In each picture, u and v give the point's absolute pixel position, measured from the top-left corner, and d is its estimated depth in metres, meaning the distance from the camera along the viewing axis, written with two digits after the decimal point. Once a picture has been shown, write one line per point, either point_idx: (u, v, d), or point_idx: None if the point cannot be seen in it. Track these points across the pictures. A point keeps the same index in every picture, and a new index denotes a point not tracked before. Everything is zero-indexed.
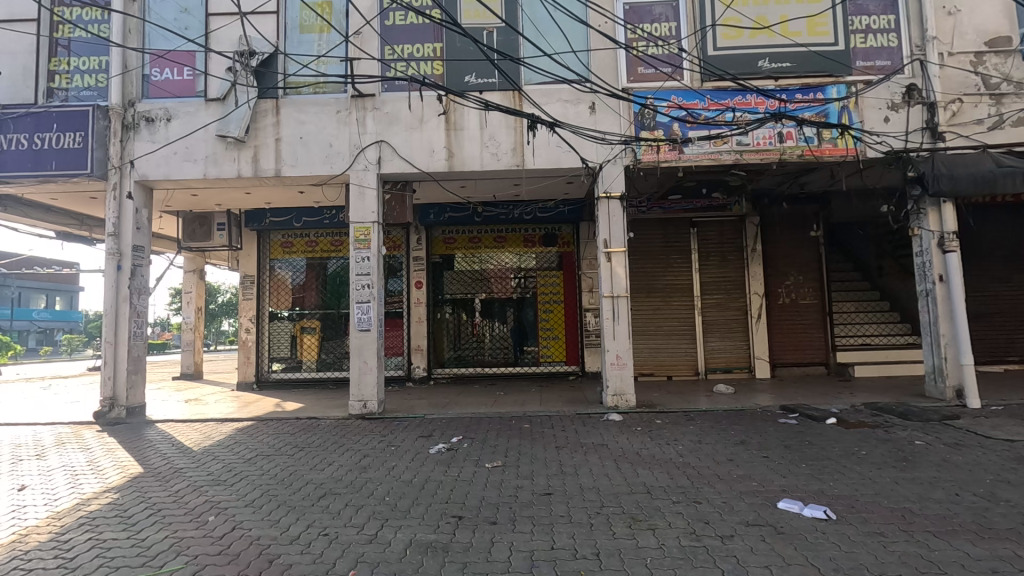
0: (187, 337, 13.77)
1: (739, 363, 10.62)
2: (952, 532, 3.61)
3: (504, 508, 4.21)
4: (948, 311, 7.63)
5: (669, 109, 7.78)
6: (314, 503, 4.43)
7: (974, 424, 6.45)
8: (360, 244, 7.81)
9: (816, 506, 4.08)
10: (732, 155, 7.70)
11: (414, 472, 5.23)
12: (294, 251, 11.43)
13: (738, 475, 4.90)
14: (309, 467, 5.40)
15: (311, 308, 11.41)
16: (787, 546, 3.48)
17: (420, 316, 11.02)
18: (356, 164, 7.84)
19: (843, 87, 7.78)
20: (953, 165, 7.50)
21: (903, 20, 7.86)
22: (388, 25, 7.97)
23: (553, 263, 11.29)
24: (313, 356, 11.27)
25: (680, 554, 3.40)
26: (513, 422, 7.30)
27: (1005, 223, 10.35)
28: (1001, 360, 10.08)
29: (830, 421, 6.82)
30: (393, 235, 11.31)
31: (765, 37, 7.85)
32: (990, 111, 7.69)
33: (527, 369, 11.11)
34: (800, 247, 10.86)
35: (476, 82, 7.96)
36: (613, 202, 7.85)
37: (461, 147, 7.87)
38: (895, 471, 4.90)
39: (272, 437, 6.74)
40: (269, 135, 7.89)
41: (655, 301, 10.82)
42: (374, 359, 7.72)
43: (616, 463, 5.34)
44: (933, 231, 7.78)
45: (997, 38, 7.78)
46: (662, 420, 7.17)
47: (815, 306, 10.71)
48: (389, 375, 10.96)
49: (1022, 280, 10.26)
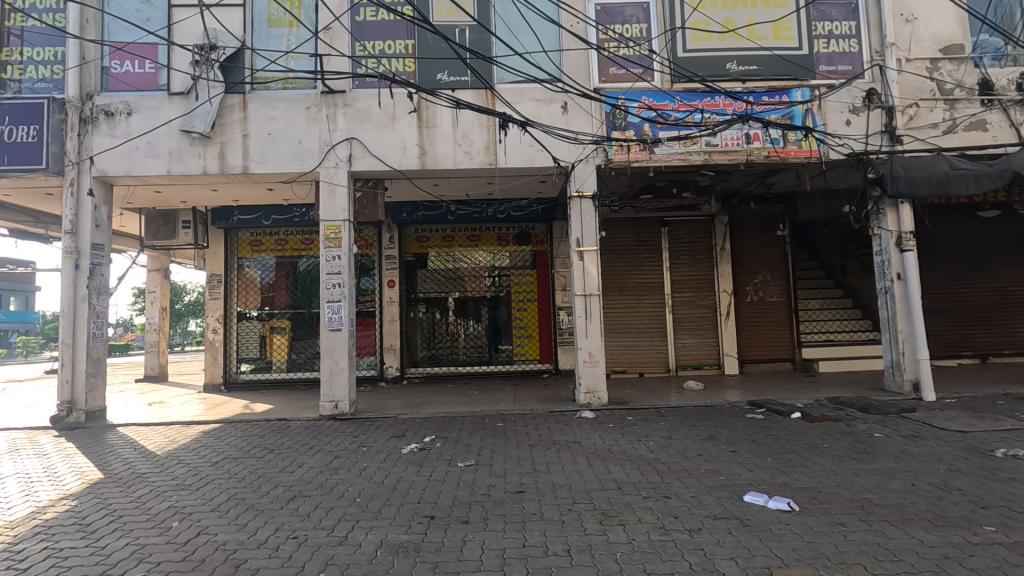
0: (152, 337, 13.39)
1: (708, 360, 10.83)
2: (907, 521, 3.76)
3: (476, 507, 4.22)
4: (905, 308, 7.93)
5: (640, 109, 7.87)
6: (283, 505, 4.36)
7: (930, 416, 6.72)
8: (331, 242, 7.70)
9: (780, 498, 4.19)
10: (701, 155, 7.83)
11: (386, 472, 5.19)
12: (262, 249, 11.20)
13: (706, 470, 5.00)
14: (279, 470, 5.31)
15: (281, 308, 11.21)
16: (753, 537, 3.57)
17: (392, 316, 10.92)
18: (326, 161, 7.73)
19: (808, 89, 7.99)
20: (911, 168, 7.78)
21: (863, 26, 8.11)
22: (359, 21, 7.87)
23: (527, 261, 11.32)
24: (283, 356, 11.07)
25: (650, 549, 3.45)
26: (486, 421, 7.29)
27: (959, 223, 10.78)
28: (955, 354, 10.53)
29: (795, 415, 7.02)
30: (365, 233, 11.18)
31: (732, 40, 8.00)
32: (945, 115, 8.00)
33: (501, 368, 11.12)
34: (767, 246, 11.13)
35: (448, 80, 7.92)
36: (585, 201, 7.91)
37: (434, 145, 7.82)
38: (856, 463, 5.08)
39: (240, 439, 6.60)
40: (235, 131, 7.70)
41: (627, 299, 10.94)
42: (346, 359, 7.63)
43: (588, 460, 5.40)
44: (891, 231, 8.06)
45: (951, 45, 8.10)
46: (633, 417, 7.28)
47: (782, 303, 10.98)
48: (361, 375, 10.83)
49: (975, 278, 10.72)
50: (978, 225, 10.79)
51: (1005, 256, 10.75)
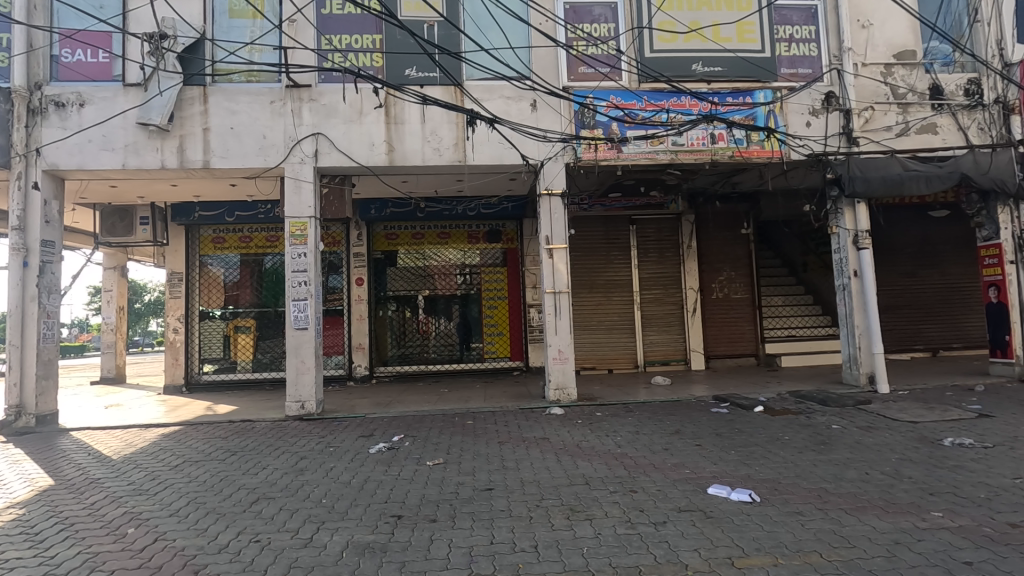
0: (108, 338, 12.89)
1: (676, 355, 11.03)
2: (861, 509, 3.90)
3: (444, 506, 4.20)
4: (862, 303, 8.21)
5: (608, 109, 7.94)
6: (246, 508, 4.26)
7: (884, 407, 7.01)
8: (296, 240, 7.54)
9: (742, 490, 4.30)
10: (668, 155, 7.97)
11: (353, 472, 5.11)
12: (226, 247, 10.90)
13: (672, 464, 5.09)
14: (242, 472, 5.18)
15: (245, 307, 10.94)
16: (715, 529, 3.66)
17: (361, 314, 10.78)
18: (291, 157, 7.56)
19: (770, 91, 8.19)
20: (866, 169, 8.05)
21: (822, 31, 8.35)
22: (325, 14, 7.72)
23: (497, 259, 11.32)
24: (248, 356, 10.81)
25: (616, 542, 3.50)
26: (456, 419, 7.26)
27: (912, 222, 11.23)
28: (908, 348, 10.98)
29: (757, 409, 7.22)
30: (333, 230, 11.00)
31: (698, 41, 8.15)
32: (898, 119, 8.32)
33: (472, 366, 11.10)
34: (731, 244, 11.39)
35: (416, 75, 7.83)
36: (555, 199, 7.95)
37: (402, 141, 7.73)
38: (814, 454, 5.25)
39: (202, 442, 6.42)
40: (195, 124, 7.47)
41: (597, 296, 11.04)
42: (312, 359, 7.50)
43: (557, 456, 5.44)
44: (848, 230, 8.34)
45: (904, 51, 8.43)
46: (602, 413, 7.36)
47: (746, 300, 11.26)
48: (329, 375, 10.67)
49: (927, 274, 11.18)
50: (929, 224, 11.27)
51: (954, 254, 11.26)
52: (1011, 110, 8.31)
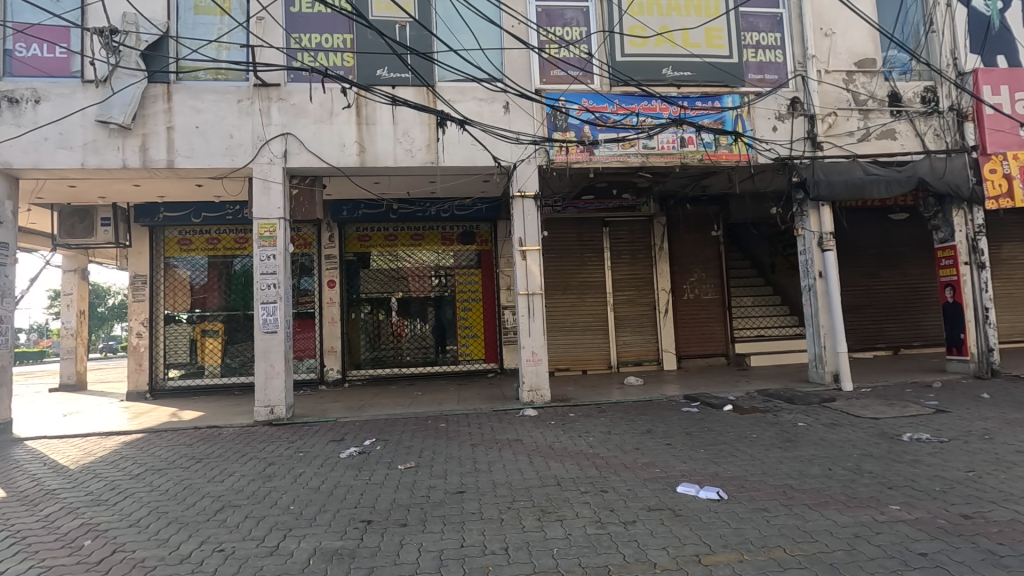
0: (68, 343, 12.43)
1: (648, 356, 11.16)
2: (824, 504, 4.00)
3: (415, 509, 4.17)
4: (826, 303, 8.44)
5: (580, 112, 8.00)
6: (209, 517, 4.15)
7: (847, 404, 7.21)
8: (265, 241, 7.41)
9: (710, 488, 4.36)
10: (639, 157, 8.06)
11: (323, 478, 5.03)
12: (192, 249, 10.63)
13: (643, 463, 5.15)
14: (207, 480, 5.05)
15: (213, 310, 10.69)
16: (683, 527, 3.71)
17: (333, 317, 10.63)
18: (259, 157, 7.42)
19: (738, 96, 8.35)
20: (830, 172, 8.32)
21: (787, 38, 8.56)
22: (293, 12, 7.61)
23: (471, 261, 11.30)
24: (216, 361, 10.55)
25: (586, 542, 3.52)
26: (429, 422, 7.22)
27: (874, 224, 11.60)
28: (871, 346, 11.32)
29: (726, 407, 7.35)
30: (304, 232, 10.84)
31: (668, 46, 8.28)
32: (859, 124, 8.59)
33: (446, 368, 11.05)
34: (702, 246, 11.58)
35: (387, 76, 7.77)
36: (528, 201, 7.97)
37: (374, 142, 7.66)
38: (780, 451, 5.37)
39: (166, 449, 6.24)
40: (159, 123, 7.26)
41: (571, 298, 11.11)
42: (282, 362, 7.36)
43: (529, 457, 5.45)
44: (813, 231, 8.56)
45: (865, 59, 8.71)
46: (575, 414, 7.40)
47: (716, 301, 11.47)
48: (301, 379, 10.51)
49: (889, 275, 11.55)
50: (890, 226, 11.64)
51: (913, 255, 11.66)
52: (965, 117, 8.65)
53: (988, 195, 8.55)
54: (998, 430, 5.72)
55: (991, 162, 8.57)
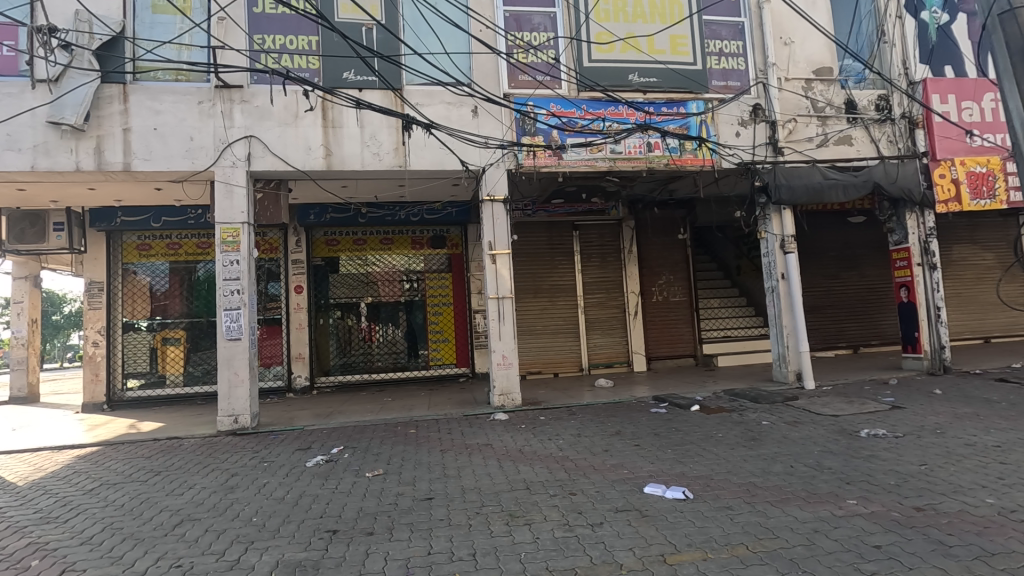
0: (18, 353, 11.87)
1: (619, 358, 11.27)
2: (785, 500, 4.11)
3: (382, 518, 4.11)
4: (789, 304, 8.67)
5: (548, 117, 8.05)
6: (167, 532, 4.01)
7: (809, 402, 7.41)
8: (228, 246, 7.23)
9: (677, 488, 4.43)
10: (607, 162, 8.17)
11: (288, 488, 4.91)
12: (152, 254, 10.31)
13: (612, 464, 5.20)
14: (165, 493, 4.88)
15: (175, 317, 10.39)
16: (650, 527, 3.75)
17: (300, 322, 10.43)
18: (221, 160, 7.25)
19: (702, 102, 8.52)
20: (791, 177, 8.57)
21: (749, 46, 8.79)
22: (256, 13, 7.47)
23: (442, 265, 11.24)
24: (178, 370, 10.24)
25: (553, 546, 3.53)
26: (399, 428, 7.14)
27: (833, 227, 11.98)
28: (832, 346, 11.68)
29: (694, 408, 7.48)
30: (269, 236, 10.62)
31: (634, 52, 8.41)
32: (818, 130, 8.87)
33: (417, 373, 10.95)
34: (670, 248, 11.78)
35: (354, 79, 7.68)
36: (497, 205, 7.99)
37: (340, 146, 7.56)
38: (745, 449, 5.48)
39: (122, 463, 6.00)
40: (114, 124, 7.02)
41: (542, 301, 11.15)
42: (246, 370, 7.18)
43: (499, 461, 5.44)
44: (776, 234, 8.78)
45: (822, 68, 9.02)
46: (546, 417, 7.43)
47: (684, 302, 11.67)
48: (267, 387, 10.27)
49: (849, 276, 11.93)
50: (849, 229, 12.04)
51: (870, 257, 12.08)
52: (915, 124, 9.03)
53: (938, 199, 8.95)
54: (948, 424, 5.96)
55: (940, 167, 8.97)
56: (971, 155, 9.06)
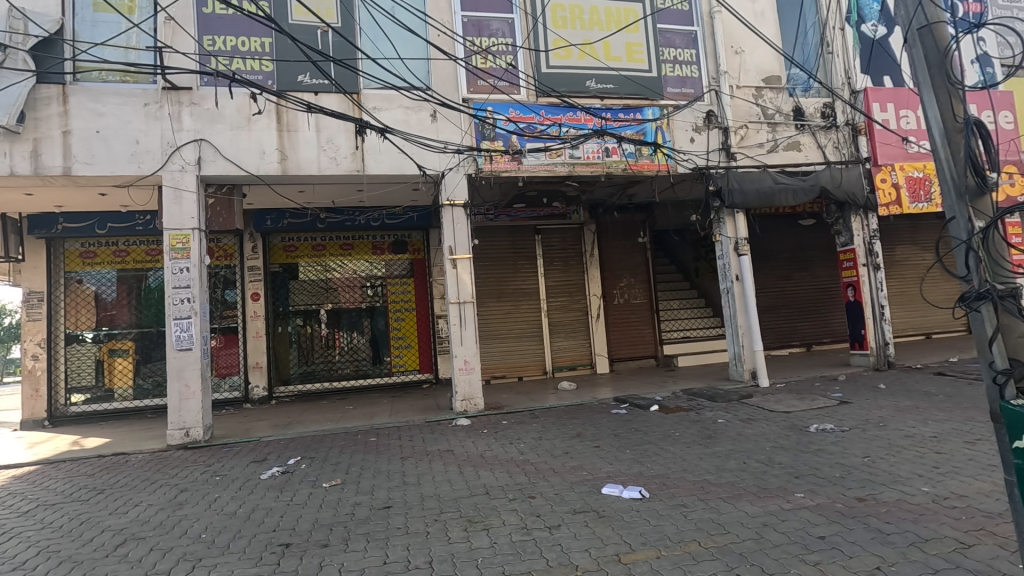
0: None
1: (582, 360, 11.38)
2: (737, 496, 4.22)
3: (338, 529, 4.03)
4: (744, 305, 8.93)
5: (507, 122, 8.11)
6: (108, 553, 3.83)
7: (764, 400, 7.64)
8: (177, 253, 6.98)
9: (633, 487, 4.49)
10: (566, 167, 8.27)
11: (240, 502, 4.76)
12: (97, 262, 9.86)
13: (572, 466, 5.24)
14: (108, 512, 4.66)
15: (123, 328, 9.98)
16: (606, 527, 3.79)
17: (257, 331, 10.14)
18: (169, 164, 7.00)
19: (658, 109, 8.73)
20: (744, 182, 8.83)
21: (702, 54, 9.04)
22: (206, 13, 7.26)
23: (404, 270, 11.14)
24: (127, 382, 9.83)
25: (510, 550, 3.53)
26: (359, 436, 7.02)
27: (786, 230, 12.42)
28: (786, 344, 12.08)
29: (653, 408, 7.63)
30: (224, 243, 10.30)
31: (591, 59, 8.53)
32: (768, 137, 9.20)
33: (379, 380, 10.79)
34: (630, 251, 11.98)
35: (310, 82, 7.56)
36: (457, 210, 7.99)
37: (296, 150, 7.42)
38: (701, 447, 5.61)
39: (62, 482, 5.71)
40: (53, 127, 6.71)
41: (505, 305, 11.17)
42: (198, 382, 6.95)
43: (459, 467, 5.41)
44: (730, 237, 9.04)
45: (771, 77, 9.36)
46: (508, 421, 7.43)
47: (644, 304, 11.88)
48: (223, 398, 9.95)
49: (801, 276, 12.38)
50: (800, 231, 12.50)
51: (821, 258, 12.57)
52: (858, 132, 9.44)
53: (881, 203, 9.33)
54: (891, 417, 6.25)
55: (882, 173, 9.35)
56: (909, 161, 9.52)
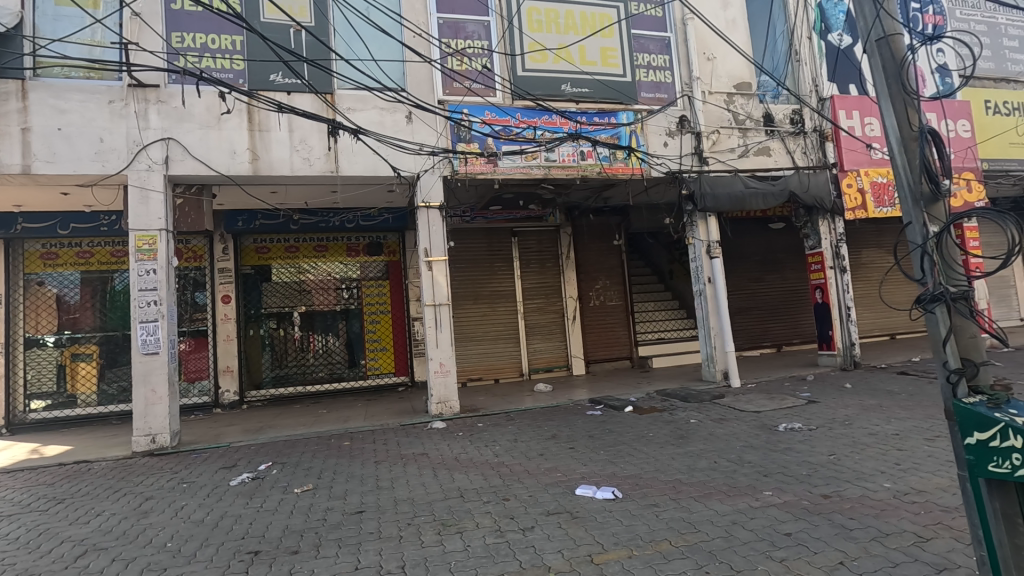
0: None
1: (558, 362, 11.44)
2: (708, 495, 4.29)
3: (309, 535, 3.97)
4: (716, 307, 9.09)
5: (482, 125, 8.12)
6: (67, 566, 3.70)
7: (735, 400, 7.78)
8: (143, 255, 6.81)
9: (607, 488, 4.53)
10: (542, 169, 8.32)
11: (208, 509, 4.66)
12: (60, 264, 9.54)
13: (546, 468, 5.26)
14: (69, 522, 4.51)
15: (87, 331, 9.67)
16: (579, 528, 3.81)
17: (228, 334, 9.96)
18: (136, 163, 6.83)
19: (632, 113, 8.84)
20: (716, 186, 9.00)
21: (675, 60, 9.18)
22: (174, 10, 7.10)
23: (380, 272, 11.04)
24: (91, 388, 9.53)
25: (484, 553, 3.52)
26: (332, 441, 6.93)
27: (757, 233, 12.69)
28: (757, 345, 12.32)
29: (627, 408, 7.71)
30: (193, 244, 10.07)
31: (566, 63, 8.61)
32: (739, 142, 9.39)
33: (354, 384, 10.67)
34: (606, 254, 12.09)
35: (282, 81, 7.45)
36: (432, 211, 7.96)
37: (268, 150, 7.31)
38: (673, 448, 5.69)
39: (19, 492, 5.50)
40: (11, 123, 6.48)
41: (482, 307, 11.15)
42: (165, 387, 6.77)
43: (434, 470, 5.38)
44: (703, 240, 9.19)
45: (742, 83, 9.56)
46: (484, 423, 7.42)
47: (620, 306, 11.99)
48: (191, 403, 9.72)
49: (771, 279, 12.65)
50: (770, 234, 12.78)
51: (790, 261, 12.86)
52: (825, 138, 9.72)
53: (846, 207, 9.62)
54: (856, 416, 6.43)
55: (848, 177, 9.67)
56: (874, 167, 9.84)
